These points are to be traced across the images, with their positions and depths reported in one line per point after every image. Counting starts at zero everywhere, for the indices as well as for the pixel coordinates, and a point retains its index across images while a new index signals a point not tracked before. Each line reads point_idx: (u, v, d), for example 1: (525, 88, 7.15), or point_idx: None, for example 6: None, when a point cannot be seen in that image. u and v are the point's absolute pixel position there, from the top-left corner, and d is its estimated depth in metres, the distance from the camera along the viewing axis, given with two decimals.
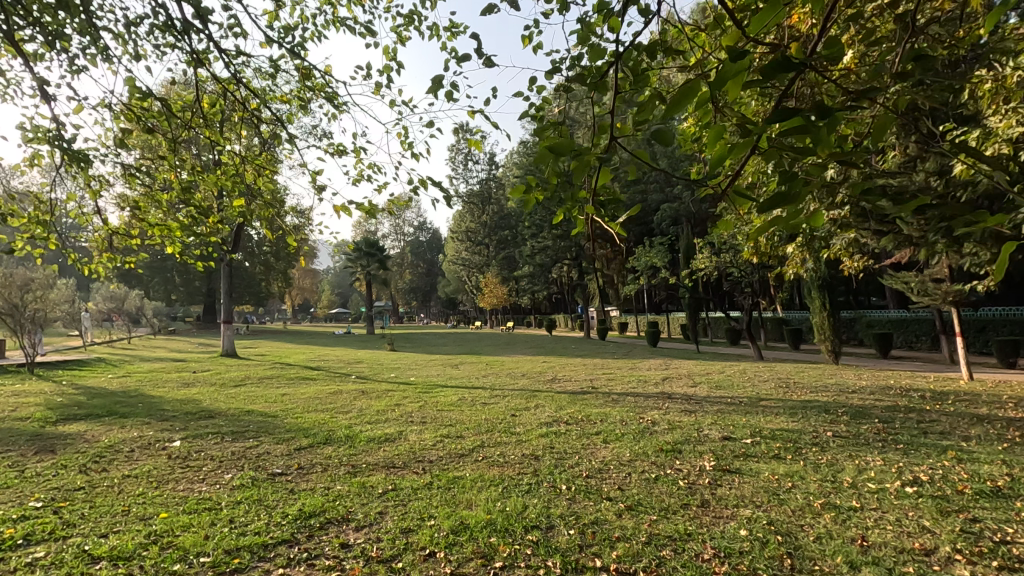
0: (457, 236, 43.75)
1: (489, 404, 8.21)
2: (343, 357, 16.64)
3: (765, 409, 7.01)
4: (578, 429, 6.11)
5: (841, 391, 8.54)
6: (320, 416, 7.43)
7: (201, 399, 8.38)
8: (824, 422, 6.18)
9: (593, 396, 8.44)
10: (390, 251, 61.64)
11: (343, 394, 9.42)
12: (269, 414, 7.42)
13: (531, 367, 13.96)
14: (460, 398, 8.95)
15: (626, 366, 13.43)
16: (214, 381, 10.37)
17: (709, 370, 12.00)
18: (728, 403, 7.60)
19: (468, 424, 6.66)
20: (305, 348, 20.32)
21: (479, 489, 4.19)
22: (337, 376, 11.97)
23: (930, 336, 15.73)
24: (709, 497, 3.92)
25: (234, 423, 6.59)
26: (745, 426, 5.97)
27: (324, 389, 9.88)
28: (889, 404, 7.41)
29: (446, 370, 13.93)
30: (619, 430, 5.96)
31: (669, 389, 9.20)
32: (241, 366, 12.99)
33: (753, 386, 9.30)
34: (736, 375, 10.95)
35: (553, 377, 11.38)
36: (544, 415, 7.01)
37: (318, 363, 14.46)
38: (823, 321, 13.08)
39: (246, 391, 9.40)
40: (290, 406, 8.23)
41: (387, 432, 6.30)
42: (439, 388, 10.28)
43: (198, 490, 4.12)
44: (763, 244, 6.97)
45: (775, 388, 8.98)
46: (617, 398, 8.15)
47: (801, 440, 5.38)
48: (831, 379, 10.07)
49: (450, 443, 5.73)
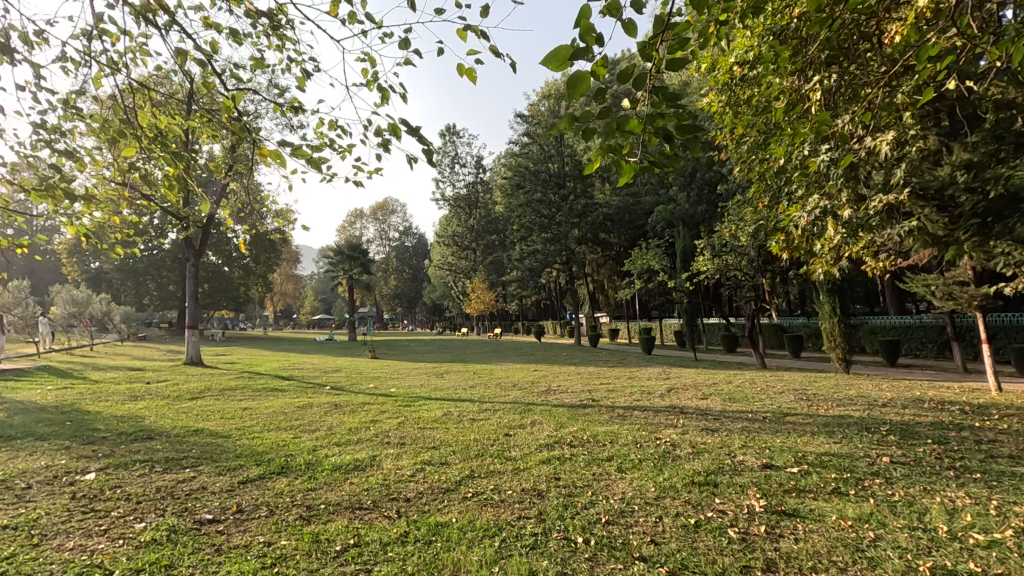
0: (443, 240, 42.69)
1: (480, 421, 7.21)
2: (321, 365, 15.49)
3: (796, 427, 6.10)
4: (586, 453, 5.15)
5: (872, 405, 7.65)
6: (281, 436, 6.35)
7: (147, 415, 7.27)
8: (872, 444, 5.27)
9: (596, 411, 7.48)
10: (375, 256, 60.41)
11: (313, 409, 8.33)
12: (220, 434, 6.33)
13: (523, 376, 12.93)
14: (448, 413, 7.95)
15: (625, 376, 12.48)
16: (170, 393, 9.23)
17: (715, 380, 11.11)
18: (751, 419, 6.68)
19: (455, 447, 5.67)
20: (282, 355, 19.07)
21: (472, 544, 3.19)
22: (310, 386, 10.88)
23: (937, 343, 15.07)
24: (775, 557, 2.95)
25: (173, 448, 5.49)
26: (783, 450, 5.04)
27: (293, 403, 8.79)
28: (932, 420, 6.53)
29: (430, 379, 12.87)
30: (636, 456, 5.00)
31: (678, 402, 8.28)
32: (204, 376, 11.79)
33: (770, 399, 8.40)
34: (746, 386, 10.06)
35: (549, 388, 10.40)
36: (542, 434, 6.03)
37: (291, 372, 13.30)
38: (833, 327, 12.37)
39: (204, 405, 8.28)
40: (249, 422, 7.14)
41: (360, 457, 5.28)
42: (421, 401, 9.24)
43: (89, 551, 3.06)
44: (795, 237, 6.13)
45: (795, 401, 8.11)
46: (626, 414, 7.20)
47: (856, 469, 4.46)
48: (852, 390, 9.22)
49: (432, 473, 4.73)
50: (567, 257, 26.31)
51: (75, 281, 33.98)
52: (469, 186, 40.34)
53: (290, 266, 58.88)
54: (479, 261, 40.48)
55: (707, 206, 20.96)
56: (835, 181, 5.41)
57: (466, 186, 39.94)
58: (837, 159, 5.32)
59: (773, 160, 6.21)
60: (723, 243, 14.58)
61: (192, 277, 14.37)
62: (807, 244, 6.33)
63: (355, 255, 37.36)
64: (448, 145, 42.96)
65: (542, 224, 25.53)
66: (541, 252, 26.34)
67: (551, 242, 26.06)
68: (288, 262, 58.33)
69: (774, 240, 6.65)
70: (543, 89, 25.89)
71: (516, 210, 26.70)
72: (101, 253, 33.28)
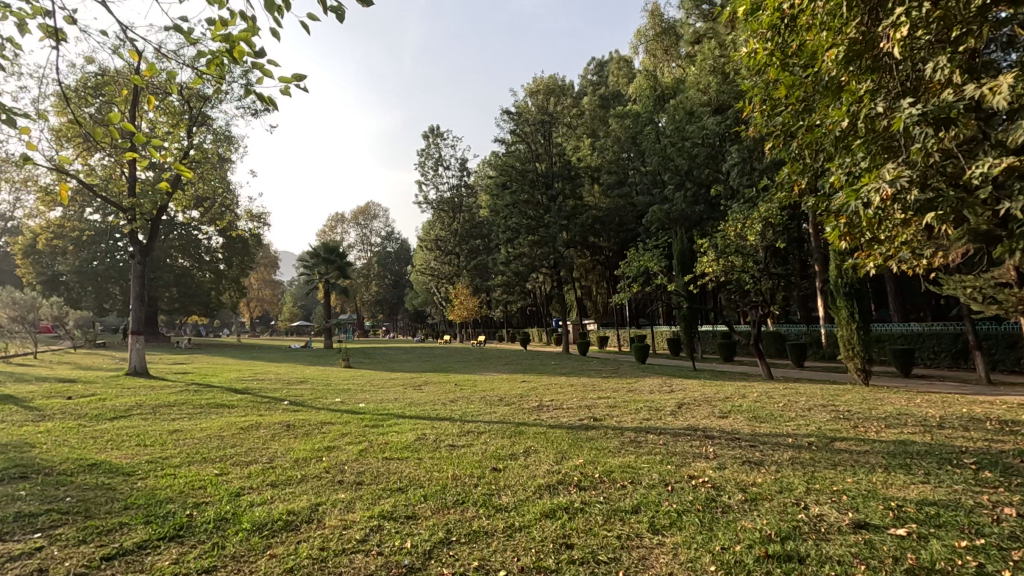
0: (425, 245, 41.13)
1: (460, 449, 5.80)
2: (285, 376, 13.91)
3: (859, 460, 4.84)
4: (604, 504, 3.80)
5: (927, 426, 6.41)
6: (204, 472, 4.92)
7: (38, 444, 5.73)
8: (973, 487, 4.03)
9: (603, 436, 6.15)
10: (356, 262, 58.78)
11: (258, 431, 6.85)
12: (123, 469, 4.88)
13: (510, 388, 11.59)
14: (422, 438, 6.55)
15: (624, 388, 11.18)
16: (86, 412, 7.65)
17: (727, 394, 9.86)
18: (795, 447, 5.42)
19: (431, 490, 4.31)
20: (244, 364, 17.39)
21: None
22: (264, 402, 9.37)
23: (952, 353, 14.14)
24: None
25: (38, 495, 4.02)
26: (869, 496, 3.76)
27: (236, 423, 7.31)
28: (1014, 446, 5.34)
29: (405, 392, 11.46)
30: (672, 507, 3.68)
31: (696, 422, 7.01)
32: (144, 388, 10.19)
33: (803, 418, 7.12)
34: (766, 401, 8.84)
35: (541, 403, 9.07)
36: (540, 471, 4.72)
37: (249, 384, 11.73)
38: (851, 335, 11.29)
39: (123, 428, 6.76)
40: (170, 451, 5.67)
41: (297, 507, 3.87)
42: (393, 421, 7.85)
43: None
44: (863, 221, 4.76)
45: (832, 421, 6.89)
46: (641, 440, 5.85)
47: (987, 531, 3.17)
48: (890, 407, 8.00)
49: (390, 536, 3.36)
50: (555, 261, 25.04)
51: (29, 283, 31.63)
52: (452, 189, 39.11)
53: (267, 271, 56.83)
54: (462, 266, 39.04)
55: (704, 207, 19.97)
56: (929, 140, 4.10)
57: (449, 188, 38.95)
58: (930, 114, 4.03)
59: (831, 122, 4.90)
60: (728, 242, 13.44)
61: (136, 275, 12.75)
62: (875, 231, 5.00)
63: (333, 259, 35.69)
64: (431, 147, 41.87)
65: (529, 226, 24.22)
66: (528, 256, 24.95)
67: (538, 245, 24.69)
68: (266, 267, 56.30)
69: (828, 228, 5.32)
70: (531, 85, 24.77)
71: (502, 211, 25.35)
72: (59, 253, 31.03)
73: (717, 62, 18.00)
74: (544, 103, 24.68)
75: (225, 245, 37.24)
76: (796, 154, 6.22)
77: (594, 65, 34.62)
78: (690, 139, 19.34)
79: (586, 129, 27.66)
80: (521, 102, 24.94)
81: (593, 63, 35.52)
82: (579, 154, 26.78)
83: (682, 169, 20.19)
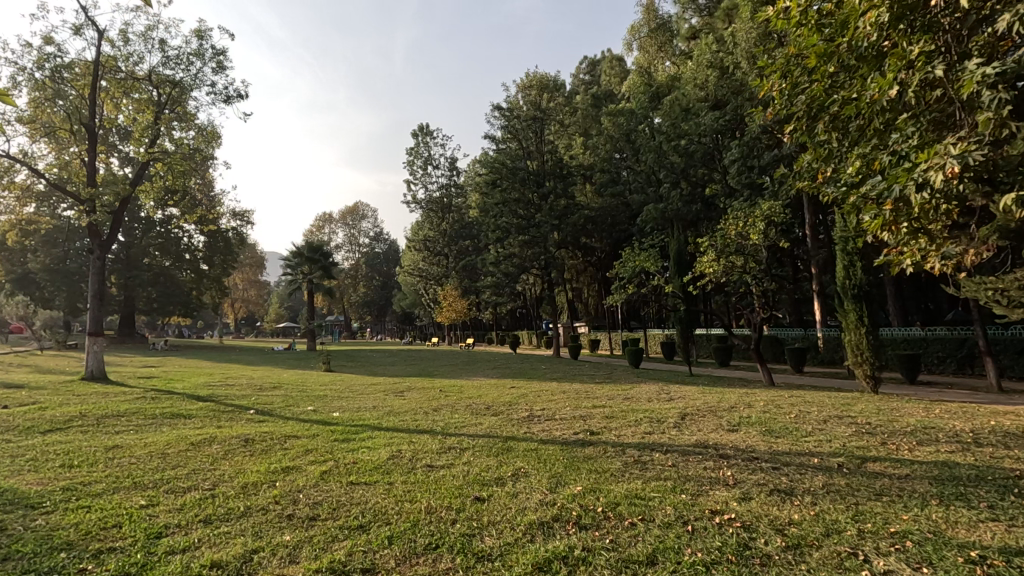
0: (414, 245, 40.27)
1: (439, 471, 5.01)
2: (258, 381, 13.02)
3: (904, 489, 4.13)
4: (611, 554, 3.03)
5: (963, 443, 5.73)
6: (128, 504, 4.07)
7: None
8: None
9: (602, 455, 5.39)
10: (343, 263, 57.93)
11: (210, 447, 6.01)
12: (26, 501, 4.02)
13: (498, 395, 10.81)
14: (396, 456, 5.73)
15: (620, 396, 10.47)
16: (17, 425, 6.74)
17: (730, 403, 9.18)
18: (824, 470, 4.71)
19: (398, 530, 3.52)
20: (219, 368, 16.49)
21: None
22: (227, 411, 8.50)
23: (957, 360, 13.63)
24: None
25: None
26: (940, 543, 3.03)
27: (187, 438, 6.45)
28: None
29: (385, 399, 10.63)
30: (699, 559, 2.91)
31: (704, 436, 6.30)
32: (98, 394, 9.29)
33: (823, 433, 6.38)
34: (776, 411, 8.14)
35: (531, 413, 8.29)
36: (532, 503, 3.95)
37: (216, 390, 10.85)
38: (860, 339, 10.68)
39: (52, 445, 5.89)
40: (95, 475, 4.81)
41: (225, 557, 3.08)
42: (367, 434, 7.03)
43: None
44: (912, 207, 4.06)
45: (854, 435, 6.19)
46: (646, 460, 5.13)
47: None
48: (911, 418, 7.34)
49: None
50: (545, 262, 24.30)
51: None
52: (442, 189, 38.32)
53: (251, 271, 55.59)
54: (450, 267, 38.16)
55: (700, 206, 19.36)
56: (1003, 108, 3.43)
57: (439, 188, 38.18)
58: (1009, 74, 3.42)
59: (874, 92, 4.25)
60: (728, 241, 12.78)
61: (95, 272, 11.80)
62: (924, 221, 4.30)
63: (317, 258, 34.67)
64: (420, 146, 41.08)
65: (519, 226, 23.51)
66: (518, 256, 24.22)
67: (529, 245, 23.98)
68: (250, 267, 55.06)
69: (868, 216, 4.59)
70: (523, 80, 24.11)
71: (491, 209, 24.59)
72: (30, 250, 29.71)
73: (714, 56, 17.36)
74: (537, 99, 24.00)
75: (207, 244, 36.17)
76: (823, 139, 5.59)
77: (586, 64, 33.97)
78: (686, 136, 18.74)
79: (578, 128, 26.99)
80: (513, 98, 24.28)
81: (586, 62, 34.84)
82: (572, 152, 26.10)
83: (679, 166, 19.58)
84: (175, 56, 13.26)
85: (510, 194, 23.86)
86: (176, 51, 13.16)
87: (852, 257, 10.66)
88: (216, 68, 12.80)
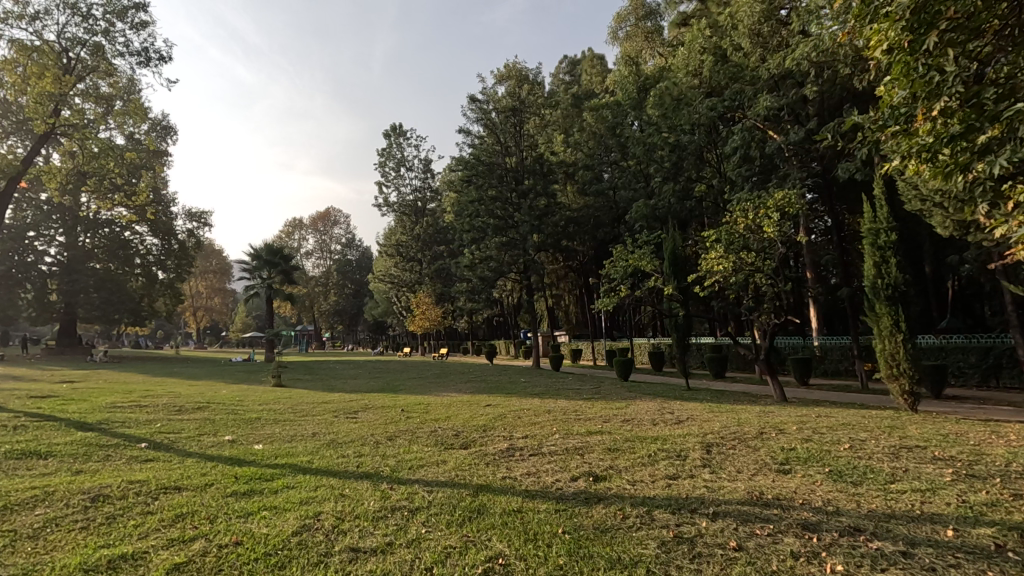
0: (385, 250, 38.19)
1: (363, 565, 3.07)
2: (182, 400, 10.83)
3: None
4: None
5: None
6: None
7: None
8: None
9: (623, 526, 3.52)
10: (312, 270, 55.35)
11: (22, 516, 3.91)
12: None
13: (472, 418, 8.89)
14: (308, 527, 3.73)
15: (619, 417, 8.65)
16: None
17: (757, 427, 7.42)
18: (987, 560, 2.92)
19: None
20: (148, 383, 14.16)
21: None
22: (107, 446, 6.39)
23: (981, 371, 12.30)
24: None
25: None
26: None
27: (3, 497, 4.34)
28: None
29: (332, 424, 8.59)
30: None
31: (750, 485, 4.50)
32: None
33: (910, 476, 4.67)
34: (821, 440, 6.42)
35: (512, 444, 6.43)
36: None
37: (115, 414, 8.62)
38: (897, 348, 9.09)
39: None
40: None
41: None
42: (286, 481, 5.05)
43: None
44: None
45: (958, 481, 4.47)
46: (693, 538, 3.27)
47: None
48: (998, 451, 5.69)
49: None
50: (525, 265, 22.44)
51: None
52: (416, 191, 36.41)
53: (215, 279, 52.56)
54: (424, 272, 36.16)
55: (692, 204, 17.94)
56: None
57: (411, 190, 36.29)
58: None
59: None
60: (734, 236, 11.21)
61: None
62: None
63: (277, 261, 32.09)
64: (392, 147, 39.12)
65: (496, 226, 21.76)
66: (496, 259, 22.35)
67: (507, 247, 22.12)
68: (213, 274, 52.10)
69: None
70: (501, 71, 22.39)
71: (466, 208, 22.66)
72: None
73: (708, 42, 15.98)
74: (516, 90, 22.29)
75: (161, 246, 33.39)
76: (927, 64, 4.11)
77: (566, 64, 32.44)
78: (678, 128, 17.29)
79: (558, 126, 25.40)
80: (490, 89, 22.53)
81: (566, 61, 33.37)
82: (553, 150, 24.58)
83: (668, 162, 18.08)
84: (82, 12, 11.13)
85: (486, 190, 22.04)
86: (85, 8, 11.05)
87: (884, 253, 9.16)
88: (132, 26, 10.72)
